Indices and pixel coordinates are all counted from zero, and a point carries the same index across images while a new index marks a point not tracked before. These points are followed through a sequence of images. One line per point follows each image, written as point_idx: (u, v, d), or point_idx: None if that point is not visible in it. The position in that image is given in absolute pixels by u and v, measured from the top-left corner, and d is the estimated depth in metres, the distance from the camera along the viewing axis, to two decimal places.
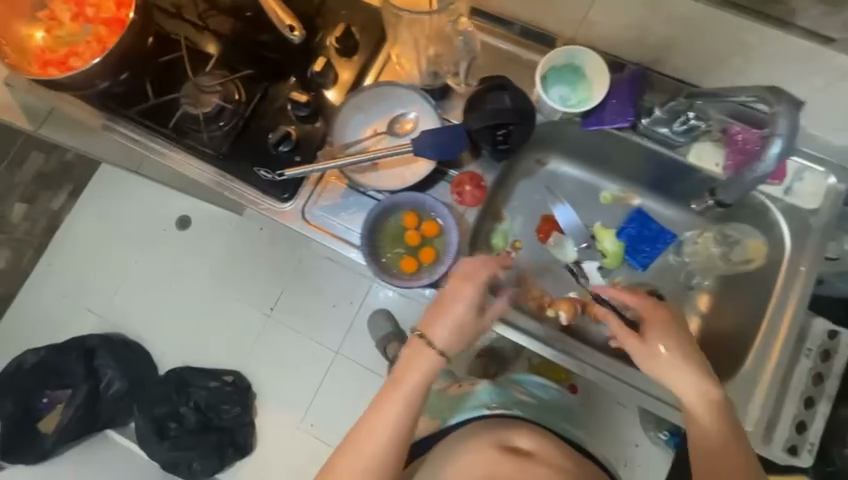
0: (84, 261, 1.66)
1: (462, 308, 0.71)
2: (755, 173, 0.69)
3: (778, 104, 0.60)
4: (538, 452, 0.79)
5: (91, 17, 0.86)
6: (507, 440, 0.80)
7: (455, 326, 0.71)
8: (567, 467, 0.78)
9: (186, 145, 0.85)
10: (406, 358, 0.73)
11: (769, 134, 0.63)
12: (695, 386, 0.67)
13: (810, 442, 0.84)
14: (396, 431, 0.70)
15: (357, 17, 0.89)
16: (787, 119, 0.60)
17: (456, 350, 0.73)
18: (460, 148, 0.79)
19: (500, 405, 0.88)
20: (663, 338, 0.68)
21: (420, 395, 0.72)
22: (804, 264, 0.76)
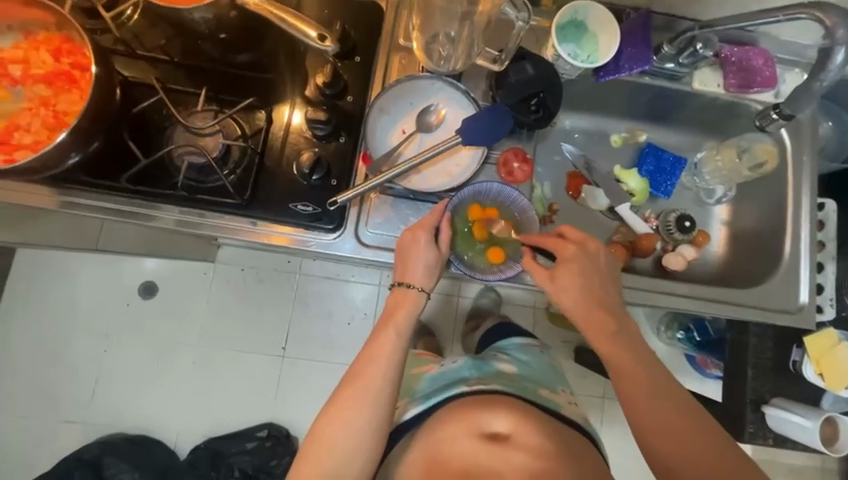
0: (45, 367, 1.38)
1: (423, 247, 0.72)
2: (822, 83, 0.70)
3: (831, 19, 0.64)
4: (517, 434, 0.73)
5: (20, 77, 0.68)
6: (485, 425, 0.74)
7: (422, 265, 0.72)
8: (545, 446, 0.72)
9: (198, 200, 0.73)
10: (391, 303, 0.73)
11: (830, 45, 0.66)
12: (582, 311, 0.72)
13: (830, 297, 0.96)
14: (381, 388, 0.68)
15: (343, 11, 0.81)
16: (844, 28, 0.64)
17: (432, 285, 0.73)
18: (503, 127, 0.77)
19: (479, 381, 0.80)
20: (596, 317, 0.71)
21: (401, 350, 0.71)
22: (805, 156, 0.90)
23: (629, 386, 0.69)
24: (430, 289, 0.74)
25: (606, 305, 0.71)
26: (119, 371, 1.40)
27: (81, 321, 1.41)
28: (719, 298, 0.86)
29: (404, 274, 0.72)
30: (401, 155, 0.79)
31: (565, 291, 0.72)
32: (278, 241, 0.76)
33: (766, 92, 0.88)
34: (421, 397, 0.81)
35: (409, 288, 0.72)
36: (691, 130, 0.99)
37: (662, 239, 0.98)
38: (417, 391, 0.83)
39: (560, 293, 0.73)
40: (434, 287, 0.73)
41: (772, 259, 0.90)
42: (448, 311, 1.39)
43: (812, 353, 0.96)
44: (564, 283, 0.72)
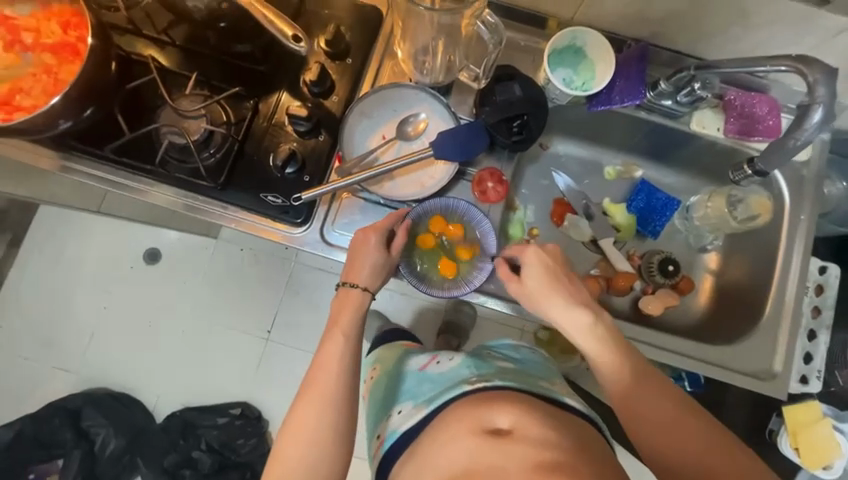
0: (44, 315, 1.47)
1: (372, 248, 0.73)
2: (797, 140, 0.66)
3: (813, 74, 0.61)
4: (519, 428, 0.62)
5: (31, 45, 0.73)
6: (488, 421, 0.65)
7: (369, 266, 0.73)
8: (558, 439, 0.61)
9: (177, 179, 0.77)
10: (336, 306, 0.74)
11: (810, 103, 0.63)
12: (571, 324, 0.67)
13: (818, 369, 0.87)
14: (335, 396, 0.67)
15: (345, 15, 0.82)
16: (825, 87, 0.61)
17: (377, 286, 0.74)
18: (479, 145, 0.76)
19: (480, 377, 0.72)
20: (602, 353, 0.65)
21: (351, 352, 0.70)
22: (804, 214, 0.85)
23: (638, 409, 0.62)
24: (375, 290, 0.75)
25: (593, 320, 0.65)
26: (110, 329, 1.47)
27: (82, 277, 1.49)
28: (685, 350, 0.82)
29: (349, 273, 0.74)
30: (376, 159, 0.80)
31: (548, 308, 0.68)
32: (247, 228, 0.78)
33: (768, 142, 0.84)
34: (424, 400, 0.75)
35: (353, 287, 0.73)
36: (690, 172, 0.95)
37: (643, 279, 0.94)
38: (419, 395, 0.77)
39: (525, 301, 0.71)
40: (378, 287, 0.74)
41: (752, 317, 0.85)
42: (428, 319, 1.40)
43: (789, 424, 0.89)
44: (537, 293, 0.68)
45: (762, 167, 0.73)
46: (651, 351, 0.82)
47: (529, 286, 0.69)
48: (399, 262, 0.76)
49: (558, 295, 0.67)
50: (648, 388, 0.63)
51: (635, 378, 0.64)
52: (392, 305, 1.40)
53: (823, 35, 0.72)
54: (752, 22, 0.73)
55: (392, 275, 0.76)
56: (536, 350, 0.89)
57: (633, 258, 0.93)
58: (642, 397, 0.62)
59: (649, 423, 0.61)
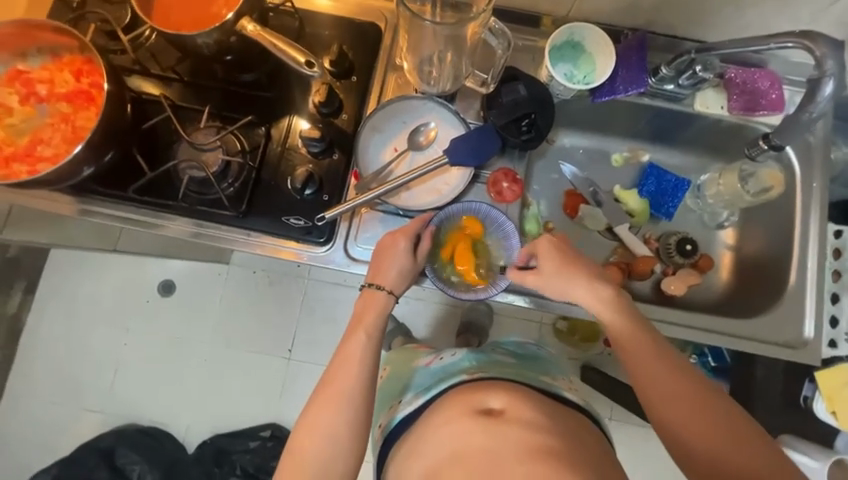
0: (68, 358, 1.48)
1: (400, 253, 0.74)
2: (810, 114, 0.68)
3: (820, 48, 0.63)
4: (511, 409, 0.65)
5: (46, 95, 0.74)
6: (479, 403, 0.68)
7: (395, 270, 0.74)
8: (537, 420, 0.64)
9: (199, 211, 0.78)
10: (361, 305, 0.75)
11: (819, 77, 0.65)
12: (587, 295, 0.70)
13: (846, 332, 0.88)
14: (353, 393, 0.68)
15: (344, 35, 0.84)
16: (833, 59, 0.63)
17: (402, 290, 0.76)
18: (492, 147, 0.78)
19: (478, 369, 0.77)
20: (622, 332, 0.67)
21: (372, 350, 0.72)
22: (816, 181, 0.86)
23: (647, 376, 0.64)
24: (399, 293, 0.76)
25: (609, 289, 0.69)
26: (134, 365, 1.48)
27: (102, 316, 1.50)
28: (716, 328, 0.83)
29: (375, 276, 0.75)
30: (391, 172, 0.81)
31: (563, 290, 0.71)
32: (273, 252, 0.79)
33: (774, 115, 0.85)
34: (423, 389, 0.79)
35: (379, 289, 0.75)
36: (697, 152, 0.97)
37: (662, 261, 0.95)
38: (418, 386, 0.81)
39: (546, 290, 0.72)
40: (403, 291, 0.76)
41: (777, 288, 0.86)
42: (448, 322, 1.40)
43: (825, 389, 0.89)
44: (556, 277, 0.71)
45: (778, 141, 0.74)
46: (683, 332, 0.83)
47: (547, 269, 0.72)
48: (426, 266, 0.78)
49: (578, 278, 0.70)
50: (666, 367, 0.63)
51: (654, 356, 0.64)
52: (410, 313, 1.41)
53: (817, 5, 0.73)
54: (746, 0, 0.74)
55: (417, 279, 0.78)
56: (540, 346, 0.91)
57: (650, 242, 0.94)
58: (660, 373, 0.63)
59: (662, 398, 0.62)
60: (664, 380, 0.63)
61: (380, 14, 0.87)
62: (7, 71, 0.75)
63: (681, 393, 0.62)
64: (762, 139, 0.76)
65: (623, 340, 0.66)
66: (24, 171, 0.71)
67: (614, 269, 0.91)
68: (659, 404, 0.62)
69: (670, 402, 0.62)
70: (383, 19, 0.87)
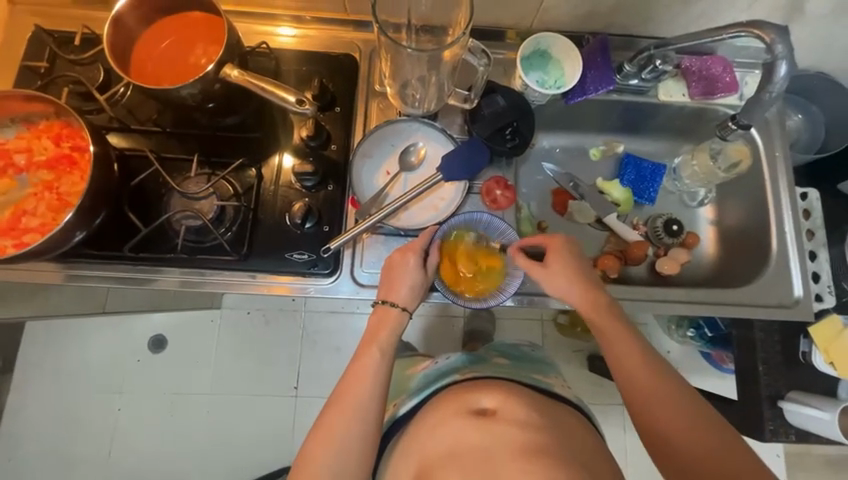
0: (58, 435, 1.38)
1: (410, 269, 0.75)
2: (770, 94, 0.75)
3: (770, 34, 0.70)
4: (503, 409, 0.67)
5: (25, 165, 0.73)
6: (473, 403, 0.69)
7: (407, 286, 0.75)
8: (532, 418, 0.65)
9: (197, 261, 0.77)
10: (376, 321, 0.75)
11: (772, 61, 0.72)
12: (570, 289, 0.74)
13: (828, 285, 0.95)
14: (366, 411, 0.68)
15: (321, 68, 0.86)
16: (782, 44, 0.70)
17: (415, 305, 0.76)
18: (483, 159, 0.81)
19: (471, 370, 0.79)
20: (608, 328, 0.71)
21: (384, 370, 0.71)
22: (778, 151, 0.93)
23: (622, 360, 0.69)
24: (413, 310, 0.76)
25: (599, 288, 0.73)
26: (133, 430, 1.40)
27: (91, 384, 1.41)
28: (711, 299, 0.87)
29: (388, 293, 0.75)
30: (387, 195, 0.82)
31: (564, 290, 0.74)
32: (280, 291, 0.78)
33: (730, 96, 0.93)
34: (417, 390, 0.81)
35: (393, 306, 0.75)
36: (667, 137, 1.03)
37: (653, 244, 1.00)
38: (413, 388, 0.83)
39: (547, 286, 0.75)
40: (417, 308, 0.76)
41: (761, 254, 0.92)
42: (452, 334, 1.41)
43: (819, 343, 0.95)
44: (558, 276, 0.74)
45: (742, 120, 0.80)
46: (688, 307, 0.87)
47: (554, 266, 0.74)
48: (434, 279, 0.78)
49: (579, 279, 0.74)
50: (643, 360, 0.69)
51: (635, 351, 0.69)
52: (415, 330, 1.41)
53: None
54: None
55: (428, 293, 0.79)
56: (534, 348, 0.92)
57: (639, 227, 0.99)
58: (638, 366, 0.68)
59: (637, 384, 0.67)
60: (642, 374, 0.67)
61: (353, 44, 0.89)
62: None
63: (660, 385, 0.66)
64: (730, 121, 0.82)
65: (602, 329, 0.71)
66: (11, 245, 0.69)
67: (609, 258, 0.93)
68: (638, 394, 0.67)
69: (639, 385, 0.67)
70: (357, 50, 0.89)
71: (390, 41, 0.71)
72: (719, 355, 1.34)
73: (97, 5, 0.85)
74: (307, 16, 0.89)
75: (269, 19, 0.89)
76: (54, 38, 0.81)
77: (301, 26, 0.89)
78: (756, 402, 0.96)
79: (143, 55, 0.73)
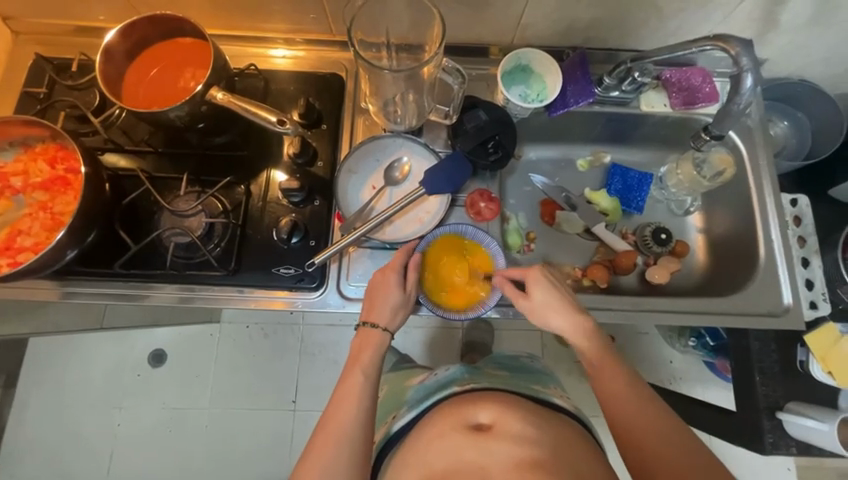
0: (57, 452, 1.38)
1: (391, 289, 0.76)
2: (739, 104, 0.76)
3: (734, 47, 0.71)
4: (499, 424, 0.66)
5: (22, 187, 0.76)
6: (469, 418, 0.68)
7: (388, 306, 0.75)
8: (527, 431, 0.64)
9: (187, 276, 0.78)
10: (358, 342, 0.75)
11: (739, 72, 0.73)
12: (557, 319, 0.73)
13: (822, 292, 0.93)
14: (353, 433, 0.67)
15: (309, 88, 0.89)
16: (747, 56, 0.71)
17: (396, 325, 0.76)
18: (465, 173, 0.82)
19: (470, 381, 0.79)
20: (599, 364, 0.70)
21: (370, 393, 0.71)
22: (763, 159, 0.93)
23: (608, 381, 0.69)
24: (394, 330, 0.77)
25: (589, 315, 0.72)
26: (131, 445, 1.40)
27: (90, 400, 1.42)
28: (702, 309, 0.86)
29: (370, 312, 0.76)
30: (373, 209, 0.84)
31: (546, 321, 0.74)
32: (270, 305, 0.79)
33: (711, 105, 0.94)
34: (415, 403, 0.81)
35: (374, 327, 0.75)
36: (654, 146, 1.04)
37: (642, 253, 1.00)
38: (412, 401, 0.83)
39: (533, 317, 0.75)
40: (398, 328, 0.76)
41: (750, 261, 0.91)
42: (450, 345, 1.40)
43: (816, 351, 0.92)
44: (544, 308, 0.73)
45: (715, 131, 0.81)
46: (679, 317, 0.86)
47: (539, 300, 0.73)
48: (418, 294, 0.79)
49: (564, 310, 0.72)
50: (629, 386, 0.68)
51: (629, 390, 0.67)
52: (413, 342, 1.40)
53: (726, 8, 0.82)
54: (666, 12, 0.83)
55: (410, 313, 0.79)
56: (532, 358, 0.92)
57: (628, 236, 0.99)
58: (633, 408, 0.66)
59: (621, 404, 0.66)
60: (639, 417, 0.65)
61: (340, 64, 0.93)
62: None
63: (660, 430, 0.63)
64: (702, 132, 0.83)
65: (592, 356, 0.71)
66: (5, 264, 0.71)
67: (597, 268, 0.93)
68: (634, 442, 0.63)
69: (625, 406, 0.66)
70: (344, 69, 0.92)
71: (369, 63, 0.73)
72: (723, 366, 1.31)
73: (95, 33, 0.89)
74: (295, 37, 0.92)
75: (259, 41, 0.92)
76: (53, 65, 0.85)
77: (292, 48, 0.93)
78: (755, 414, 0.93)
79: (135, 80, 0.77)
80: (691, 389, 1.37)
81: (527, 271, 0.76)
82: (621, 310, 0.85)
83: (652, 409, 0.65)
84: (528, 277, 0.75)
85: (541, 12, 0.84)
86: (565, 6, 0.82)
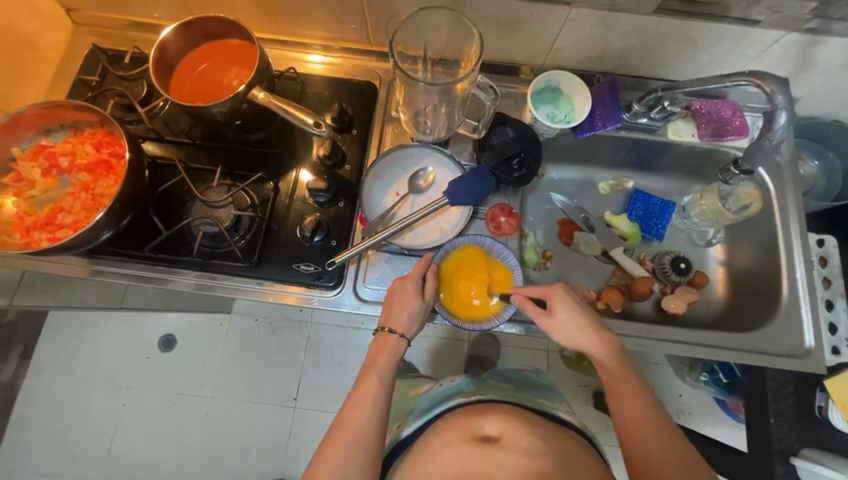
0: (63, 425, 1.42)
1: (410, 296, 0.77)
2: (771, 140, 0.76)
3: (770, 84, 0.71)
4: (507, 436, 0.65)
5: (67, 167, 0.80)
6: (477, 429, 0.68)
7: (406, 313, 0.76)
8: (534, 444, 0.64)
9: (211, 265, 0.81)
10: (375, 348, 0.77)
11: (773, 109, 0.73)
12: (581, 334, 0.73)
13: (846, 337, 0.90)
14: (366, 436, 0.68)
15: (343, 93, 0.92)
16: (782, 93, 0.71)
17: (413, 333, 0.77)
18: (488, 187, 0.83)
19: (476, 392, 0.79)
20: (619, 379, 0.70)
21: (384, 396, 0.72)
22: (790, 195, 0.92)
23: (625, 398, 0.68)
24: (411, 337, 0.78)
25: (615, 335, 0.73)
26: (134, 427, 1.42)
27: (100, 377, 1.46)
28: (719, 343, 0.85)
29: (388, 319, 0.77)
30: (395, 215, 0.86)
31: (570, 339, 0.73)
32: (286, 300, 0.81)
33: (742, 139, 0.93)
34: (421, 412, 0.81)
35: (391, 333, 0.76)
36: (676, 175, 1.04)
37: (660, 281, 0.99)
38: (418, 410, 0.83)
39: (556, 335, 0.74)
40: (414, 334, 0.77)
41: (772, 300, 0.89)
42: (456, 357, 1.40)
43: (836, 398, 0.88)
44: (567, 326, 0.73)
45: (747, 166, 0.81)
46: (693, 348, 0.84)
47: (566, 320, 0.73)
48: (435, 303, 0.80)
49: (589, 328, 0.73)
50: (644, 409, 0.67)
51: (645, 414, 0.67)
52: (419, 351, 1.41)
53: (761, 45, 0.83)
54: (700, 44, 0.84)
55: (427, 320, 0.80)
56: (538, 374, 0.91)
57: (646, 262, 0.99)
58: (650, 440, 0.64)
59: (635, 425, 0.66)
60: (656, 449, 0.63)
61: (374, 73, 0.96)
62: (32, 147, 0.80)
63: (679, 466, 0.61)
64: (731, 165, 0.84)
65: (613, 369, 0.71)
66: (46, 239, 0.75)
67: (612, 291, 0.93)
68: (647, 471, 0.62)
69: (638, 428, 0.66)
70: (378, 78, 0.95)
71: (405, 75, 0.76)
72: (734, 403, 1.27)
73: (148, 28, 0.95)
74: (334, 45, 0.95)
75: (299, 46, 0.96)
76: (107, 55, 0.90)
77: (329, 54, 0.96)
78: (767, 457, 0.90)
79: (182, 75, 0.81)
80: (700, 426, 1.33)
81: (548, 289, 0.75)
82: (634, 335, 0.85)
83: (671, 443, 0.64)
84: (550, 294, 0.75)
85: (574, 37, 0.85)
86: (599, 33, 0.84)
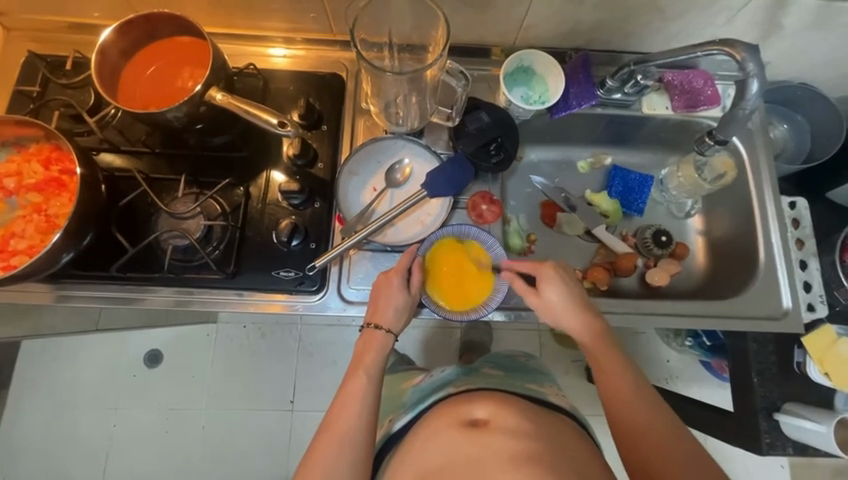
0: (52, 452, 1.36)
1: (395, 291, 0.75)
2: (745, 109, 0.76)
3: (740, 52, 0.71)
4: (495, 419, 0.65)
5: (14, 188, 0.74)
6: (465, 415, 0.68)
7: (392, 308, 0.75)
8: (523, 425, 0.64)
9: (184, 279, 0.77)
10: (361, 345, 0.75)
11: (744, 78, 0.73)
12: (569, 317, 0.74)
13: (820, 294, 0.94)
14: (356, 434, 0.67)
15: (309, 87, 0.88)
16: (752, 61, 0.71)
17: (400, 328, 0.76)
18: (467, 175, 0.82)
19: (465, 382, 0.78)
20: (603, 357, 0.71)
21: (373, 393, 0.71)
22: (762, 160, 0.94)
23: (609, 373, 0.70)
24: (398, 332, 0.76)
25: (599, 316, 0.74)
26: (128, 447, 1.38)
27: (86, 400, 1.40)
28: (699, 313, 0.87)
29: (373, 314, 0.75)
30: (374, 211, 0.83)
31: (557, 319, 0.75)
32: (269, 308, 0.78)
33: (713, 109, 0.94)
34: (412, 406, 0.80)
35: (378, 328, 0.75)
36: (653, 149, 1.05)
37: (643, 255, 1.00)
38: (410, 403, 0.82)
39: (543, 314, 0.76)
40: (402, 329, 0.76)
41: (749, 265, 0.92)
42: (450, 345, 1.40)
43: (812, 353, 0.92)
44: (554, 308, 0.74)
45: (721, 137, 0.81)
46: (676, 318, 0.86)
47: (554, 302, 0.74)
48: (421, 297, 0.78)
49: (575, 308, 0.74)
50: (628, 381, 0.69)
51: (630, 386, 0.68)
52: (412, 342, 1.40)
53: (729, 12, 0.82)
54: (669, 14, 0.83)
55: (414, 315, 0.78)
56: (529, 358, 0.92)
57: (627, 238, 1.00)
58: (634, 409, 0.66)
59: (619, 398, 0.68)
60: (641, 417, 0.65)
61: (340, 64, 0.91)
62: None
63: (663, 431, 0.64)
64: (707, 136, 0.84)
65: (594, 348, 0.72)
66: None
67: (598, 270, 0.93)
68: (634, 438, 0.64)
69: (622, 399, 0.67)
70: (344, 69, 0.91)
71: (371, 65, 0.72)
72: (718, 365, 1.31)
73: (90, 30, 0.88)
74: (296, 36, 0.90)
75: (259, 40, 0.91)
76: (46, 63, 0.83)
77: (291, 47, 0.91)
78: (751, 414, 0.93)
79: (131, 81, 0.75)
80: (688, 389, 1.38)
81: (534, 265, 0.76)
82: (619, 311, 0.85)
83: (663, 423, 0.65)
84: (539, 272, 0.76)
85: (543, 14, 0.83)
86: (568, 8, 0.82)
